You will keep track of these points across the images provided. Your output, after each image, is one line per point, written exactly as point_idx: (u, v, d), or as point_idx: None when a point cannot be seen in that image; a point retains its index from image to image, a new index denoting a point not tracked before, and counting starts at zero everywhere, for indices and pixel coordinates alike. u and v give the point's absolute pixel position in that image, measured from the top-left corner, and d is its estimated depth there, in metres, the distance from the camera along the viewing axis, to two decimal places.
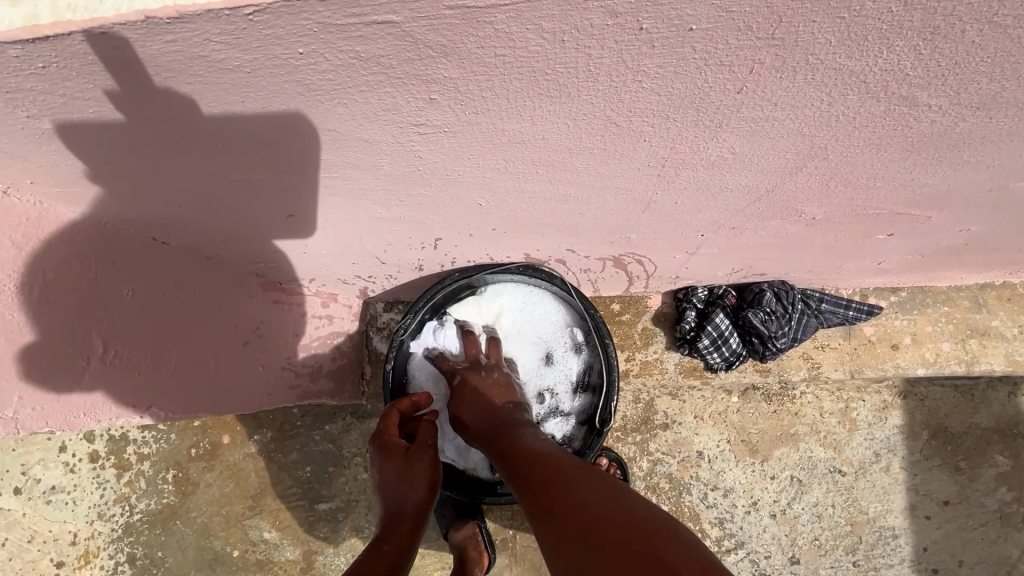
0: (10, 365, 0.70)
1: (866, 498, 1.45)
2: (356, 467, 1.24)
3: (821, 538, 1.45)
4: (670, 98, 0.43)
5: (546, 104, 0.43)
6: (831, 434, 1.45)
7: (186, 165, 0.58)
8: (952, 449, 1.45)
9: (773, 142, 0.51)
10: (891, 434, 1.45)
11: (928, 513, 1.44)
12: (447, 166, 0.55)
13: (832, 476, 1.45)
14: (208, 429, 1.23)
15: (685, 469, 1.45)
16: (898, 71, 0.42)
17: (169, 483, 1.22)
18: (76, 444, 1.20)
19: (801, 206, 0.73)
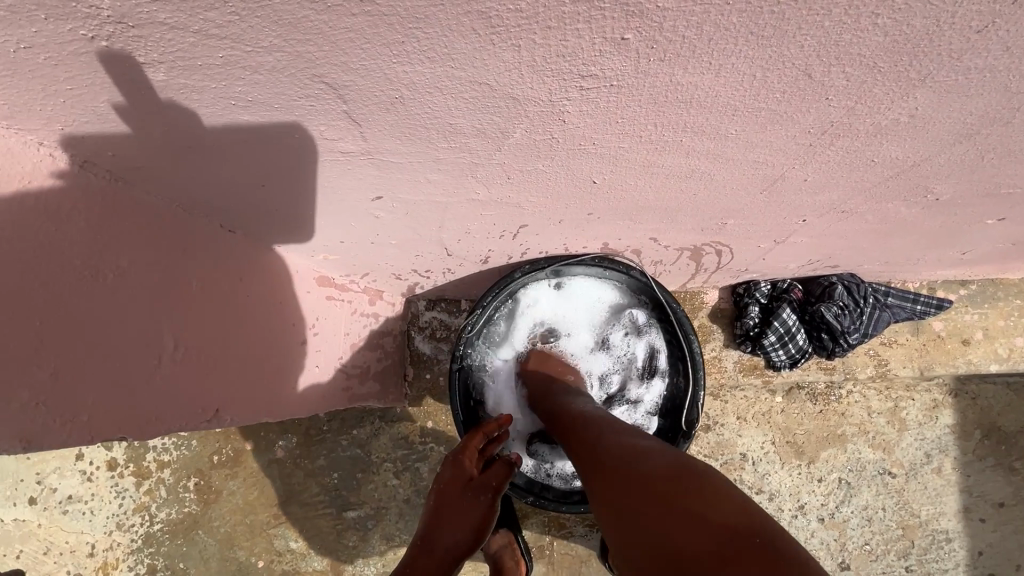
0: (86, 368, 0.54)
1: (918, 501, 1.39)
2: (385, 473, 1.21)
3: (871, 543, 1.39)
4: (895, 39, 0.37)
5: (749, 48, 0.37)
6: (879, 434, 1.39)
7: (245, 170, 0.56)
8: (1007, 448, 1.39)
9: (966, 101, 0.46)
10: (943, 434, 1.38)
11: (983, 516, 1.38)
12: (584, 135, 0.48)
13: (882, 478, 1.39)
14: (231, 436, 1.20)
15: (728, 473, 1.38)
16: None
17: (191, 491, 1.19)
18: (93, 453, 1.18)
19: (932, 185, 0.67)
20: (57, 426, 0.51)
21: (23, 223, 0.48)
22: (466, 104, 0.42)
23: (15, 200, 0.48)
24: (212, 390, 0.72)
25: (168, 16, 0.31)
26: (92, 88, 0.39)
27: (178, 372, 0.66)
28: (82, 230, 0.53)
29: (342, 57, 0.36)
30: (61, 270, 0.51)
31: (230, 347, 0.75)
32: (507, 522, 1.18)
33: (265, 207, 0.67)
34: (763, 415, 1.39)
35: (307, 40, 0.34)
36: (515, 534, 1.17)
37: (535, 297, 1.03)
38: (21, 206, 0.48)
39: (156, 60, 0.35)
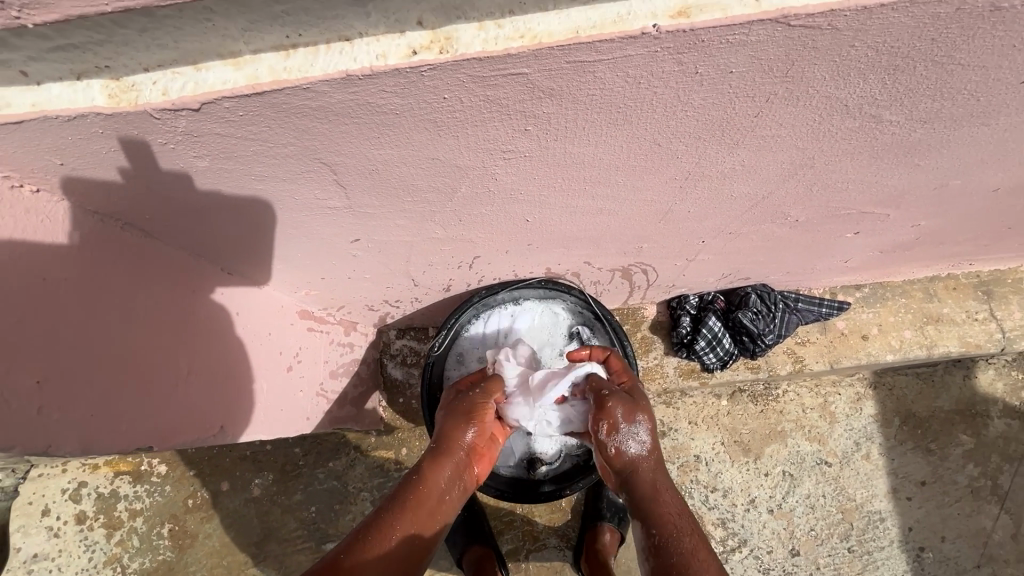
0: (113, 381, 0.69)
1: (852, 485, 1.58)
2: (362, 502, 1.31)
3: (816, 528, 1.56)
4: (705, 121, 0.55)
5: (612, 129, 0.54)
6: (815, 428, 1.60)
7: (238, 221, 0.70)
8: (922, 432, 1.60)
9: (775, 154, 0.65)
10: (867, 423, 1.60)
11: (908, 494, 1.58)
12: (513, 187, 0.66)
13: (820, 468, 1.59)
14: (205, 479, 1.30)
15: (685, 473, 1.56)
16: (869, 97, 0.54)
17: (165, 537, 1.27)
18: (62, 507, 1.26)
19: (788, 209, 0.87)
20: (101, 435, 0.68)
21: (83, 275, 0.65)
22: (425, 170, 0.59)
23: (75, 258, 0.64)
24: (213, 404, 0.85)
25: (222, 129, 0.46)
26: (148, 172, 0.54)
27: (191, 390, 0.81)
28: (123, 278, 0.70)
29: (337, 146, 0.51)
30: (107, 310, 0.68)
31: (232, 367, 0.88)
32: (481, 538, 1.31)
33: (262, 253, 0.81)
34: (710, 419, 1.59)
35: (313, 138, 0.49)
36: (491, 547, 1.31)
37: (489, 318, 1.19)
38: (82, 262, 0.64)
39: (202, 154, 0.50)
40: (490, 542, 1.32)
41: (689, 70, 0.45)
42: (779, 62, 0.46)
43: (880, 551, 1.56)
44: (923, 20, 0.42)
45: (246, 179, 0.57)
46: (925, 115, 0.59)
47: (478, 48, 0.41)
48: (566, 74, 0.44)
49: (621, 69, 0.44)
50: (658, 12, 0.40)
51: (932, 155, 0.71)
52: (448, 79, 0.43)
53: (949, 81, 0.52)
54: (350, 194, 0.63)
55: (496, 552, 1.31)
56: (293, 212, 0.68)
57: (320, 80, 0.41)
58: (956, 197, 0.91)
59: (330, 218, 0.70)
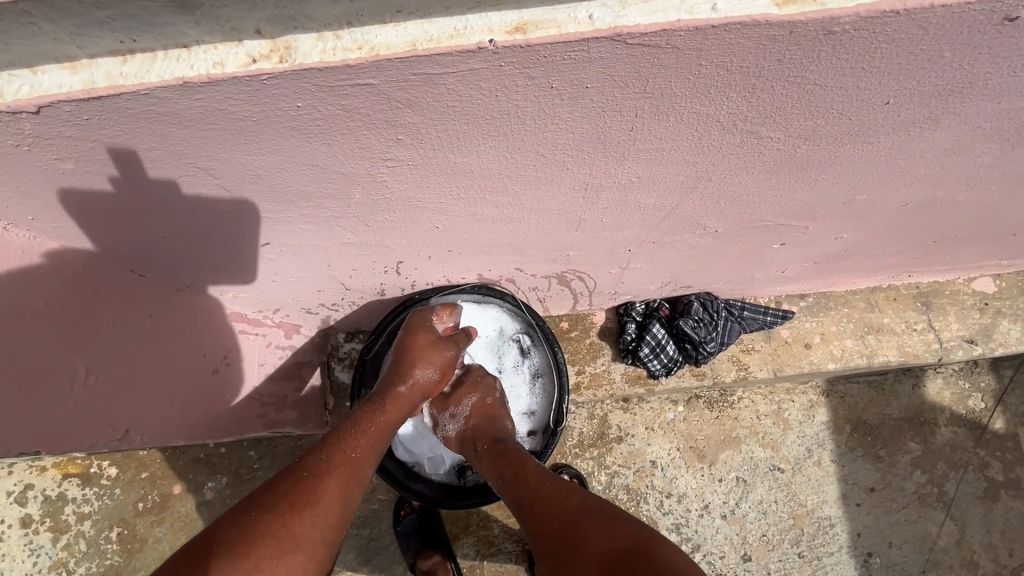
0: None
1: (803, 491, 1.61)
2: None
3: (768, 534, 1.59)
4: (580, 133, 0.55)
5: (490, 141, 0.55)
6: (768, 434, 1.63)
7: (160, 220, 0.70)
8: (872, 439, 1.64)
9: (667, 167, 0.66)
10: (819, 431, 1.63)
11: (858, 500, 1.61)
12: (409, 195, 0.66)
13: (773, 474, 1.61)
14: (157, 481, 1.29)
15: (640, 479, 1.59)
16: (740, 113, 0.55)
17: (113, 542, 1.27)
18: (7, 510, 1.26)
19: (704, 221, 0.89)
20: None
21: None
22: (315, 176, 0.59)
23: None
24: (115, 404, 0.88)
25: (73, 133, 0.46)
26: (28, 173, 0.54)
27: (86, 394, 0.83)
28: (14, 279, 0.74)
29: (211, 150, 0.51)
30: None
31: (140, 370, 0.90)
32: (436, 543, 1.31)
33: (157, 253, 0.83)
34: (666, 424, 1.61)
35: (176, 143, 0.49)
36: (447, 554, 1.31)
37: None
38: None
39: (67, 156, 0.50)
40: (446, 548, 1.31)
41: (544, 85, 0.46)
42: (631, 79, 0.47)
43: (830, 556, 1.59)
44: (761, 41, 0.44)
45: (140, 182, 0.57)
46: (803, 132, 0.61)
47: (316, 58, 0.41)
48: (416, 85, 0.44)
49: (471, 83, 0.45)
50: (493, 27, 0.41)
51: (831, 171, 0.73)
52: (296, 88, 0.43)
53: (813, 100, 0.54)
54: (259, 201, 0.64)
55: (451, 558, 1.32)
56: (211, 219, 0.68)
57: (158, 86, 0.41)
58: (869, 211, 0.93)
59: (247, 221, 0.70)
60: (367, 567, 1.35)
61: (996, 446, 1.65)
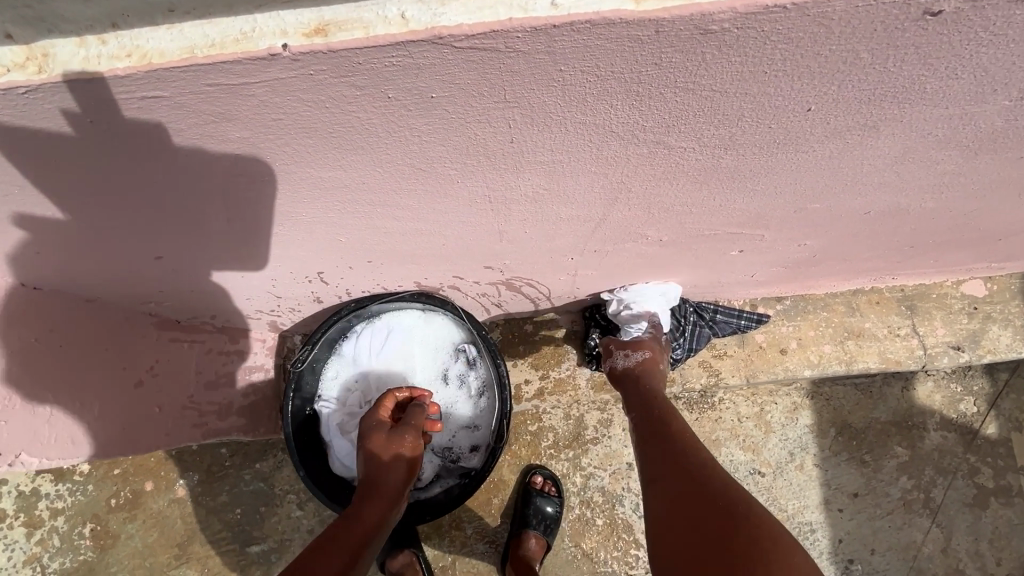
0: None
1: (785, 496, 1.55)
2: (289, 505, 1.27)
3: None
4: (454, 146, 0.49)
5: (351, 155, 0.48)
6: (749, 437, 1.56)
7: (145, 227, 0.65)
8: (857, 443, 1.57)
9: (577, 179, 0.59)
10: (802, 434, 1.57)
11: (840, 506, 1.54)
12: (286, 210, 0.60)
13: (753, 477, 1.55)
14: (129, 476, 1.25)
15: (616, 482, 1.45)
16: (633, 121, 0.47)
17: (87, 537, 1.23)
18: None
19: (642, 230, 0.81)
20: None
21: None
22: (169, 181, 0.53)
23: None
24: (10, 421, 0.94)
25: None
26: None
27: None
28: None
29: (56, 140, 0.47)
30: None
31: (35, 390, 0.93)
32: (408, 543, 1.33)
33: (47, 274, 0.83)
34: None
35: None
36: (417, 553, 1.32)
37: (367, 328, 1.14)
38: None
39: None
40: (416, 547, 1.33)
41: (379, 95, 0.39)
42: (481, 87, 0.40)
43: None
44: (626, 44, 0.37)
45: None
46: (718, 142, 0.53)
47: (77, 68, 0.34)
48: (220, 98, 0.38)
49: (288, 93, 0.38)
50: (287, 29, 0.34)
51: (768, 180, 0.65)
52: (70, 99, 0.37)
53: (718, 109, 0.46)
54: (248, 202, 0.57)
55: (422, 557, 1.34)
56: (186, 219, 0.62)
57: None
58: (828, 220, 0.85)
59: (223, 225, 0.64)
60: None
61: (987, 452, 1.58)
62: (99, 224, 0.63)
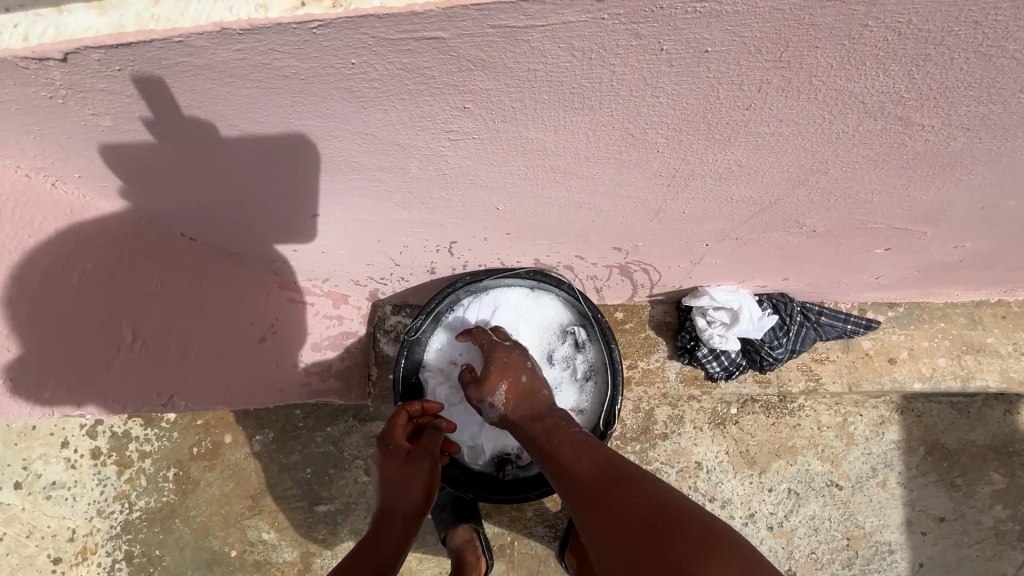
0: (49, 353, 0.71)
1: (863, 512, 1.40)
2: (357, 470, 1.19)
3: (818, 551, 1.39)
4: (683, 112, 0.46)
5: (571, 113, 0.46)
6: (829, 447, 1.41)
7: (293, 189, 0.62)
8: (948, 465, 1.40)
9: (779, 156, 0.55)
10: (888, 450, 1.41)
11: (924, 530, 1.39)
12: (472, 171, 0.58)
13: (829, 490, 1.40)
14: None
15: (683, 480, 1.40)
16: (893, 92, 0.43)
17: (168, 481, 1.27)
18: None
19: (802, 218, 0.77)
20: (18, 388, 0.69)
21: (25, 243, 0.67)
22: (365, 138, 0.50)
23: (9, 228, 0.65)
24: (162, 373, 0.85)
25: (105, 85, 0.40)
26: (56, 120, 0.47)
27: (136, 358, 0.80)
28: (65, 242, 0.70)
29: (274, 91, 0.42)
30: (36, 275, 0.68)
31: (188, 338, 0.86)
32: (469, 517, 1.23)
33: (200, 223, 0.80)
34: (716, 424, 1.42)
35: (214, 102, 0.43)
36: (477, 531, 1.21)
37: (473, 304, 1.13)
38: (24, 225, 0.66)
39: (102, 112, 0.45)
40: (477, 524, 1.23)
41: (652, 47, 0.37)
42: (766, 42, 0.37)
43: None
44: None
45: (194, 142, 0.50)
46: (967, 120, 0.48)
47: (377, 2, 0.33)
48: (496, 44, 0.36)
49: (563, 40, 0.36)
50: None
51: (977, 170, 0.59)
52: (349, 39, 0.36)
53: (999, 79, 0.42)
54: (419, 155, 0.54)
55: (482, 534, 1.23)
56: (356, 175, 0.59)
57: (193, 32, 0.35)
58: (1006, 220, 0.78)
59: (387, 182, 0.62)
60: None
61: None
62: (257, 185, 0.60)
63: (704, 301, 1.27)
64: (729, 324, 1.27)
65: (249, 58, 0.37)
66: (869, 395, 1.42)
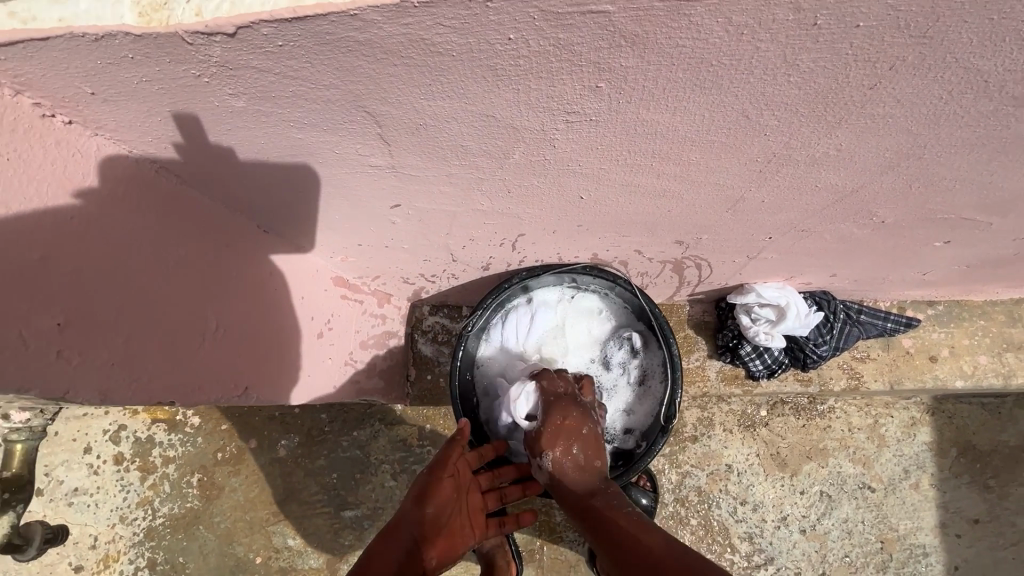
0: (153, 346, 0.64)
1: (896, 515, 1.39)
2: (384, 474, 1.27)
3: (851, 555, 1.37)
4: (808, 93, 0.47)
5: (696, 95, 0.47)
6: (860, 449, 1.40)
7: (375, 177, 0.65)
8: (981, 467, 1.41)
9: (878, 140, 0.56)
10: (920, 451, 1.41)
11: (959, 532, 1.39)
12: (575, 158, 0.59)
13: (862, 492, 1.39)
14: (234, 434, 1.29)
15: (713, 483, 1.38)
16: (1016, 72, 0.45)
17: (194, 487, 1.27)
18: (102, 446, 1.27)
19: (876, 209, 0.78)
20: (120, 385, 0.60)
21: (128, 226, 0.60)
22: (479, 119, 0.51)
23: (109, 208, 0.58)
24: (241, 367, 0.80)
25: (258, 62, 0.41)
26: (186, 101, 0.47)
27: (216, 350, 0.75)
28: (160, 226, 0.64)
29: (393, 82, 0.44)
30: (138, 258, 0.61)
31: (258, 330, 0.84)
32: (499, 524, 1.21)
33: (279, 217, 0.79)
34: (746, 427, 1.41)
35: (357, 81, 0.44)
36: (505, 535, 1.19)
37: (525, 301, 1.14)
38: (121, 202, 0.60)
39: (240, 93, 0.46)
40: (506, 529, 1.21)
41: (807, 21, 0.38)
42: (917, 19, 0.38)
43: None
44: None
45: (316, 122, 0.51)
46: None
47: None
48: (657, 18, 0.37)
49: (724, 14, 0.38)
50: None
51: None
52: (517, 12, 0.37)
53: None
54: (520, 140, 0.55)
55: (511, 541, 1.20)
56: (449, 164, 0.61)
57: (371, 7, 0.36)
58: None
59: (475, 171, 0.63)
60: None
61: None
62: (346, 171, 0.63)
63: (751, 298, 1.23)
64: (775, 321, 1.24)
65: (395, 30, 0.38)
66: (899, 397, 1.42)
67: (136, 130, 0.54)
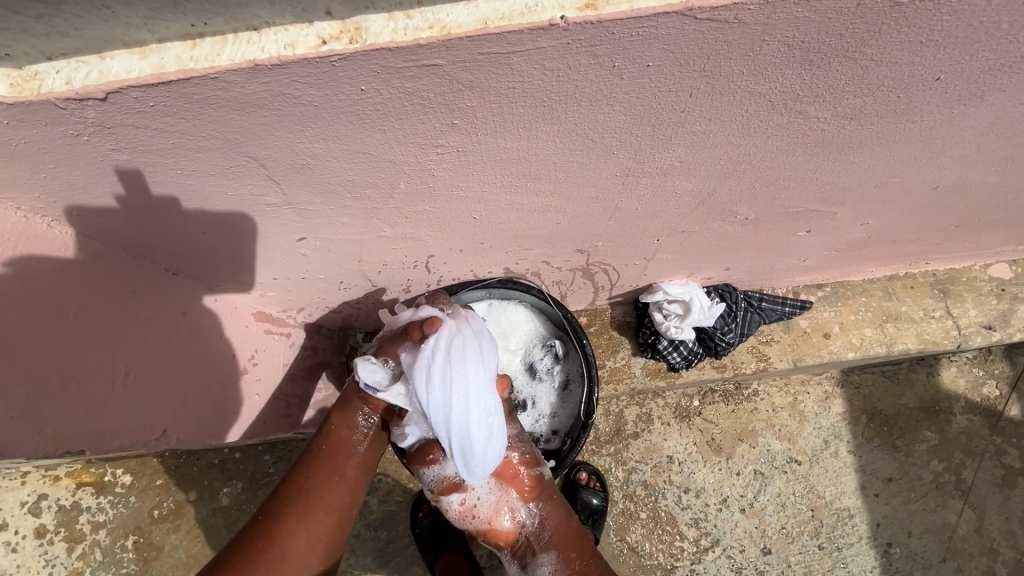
0: (49, 394, 0.68)
1: (820, 483, 1.43)
2: None
3: (787, 526, 1.41)
4: (634, 117, 0.55)
5: (543, 123, 0.54)
6: (784, 426, 1.45)
7: (276, 214, 0.69)
8: (887, 429, 1.45)
9: (711, 150, 0.66)
10: (835, 422, 1.45)
11: (876, 491, 1.42)
12: (457, 183, 0.66)
13: (789, 467, 1.43)
14: (173, 488, 1.25)
15: (658, 475, 1.42)
16: (791, 90, 0.55)
17: (130, 550, 1.22)
18: (21, 521, 1.20)
19: (734, 207, 0.88)
20: (24, 435, 0.65)
21: (15, 281, 0.64)
22: (365, 155, 0.56)
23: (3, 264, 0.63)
24: (153, 408, 0.83)
25: (134, 120, 0.46)
26: (75, 157, 0.51)
27: (127, 392, 0.78)
28: (53, 278, 0.68)
29: (262, 115, 0.47)
30: (31, 312, 0.65)
31: (172, 371, 0.85)
32: (453, 544, 1.24)
33: (191, 256, 0.80)
34: (681, 418, 1.45)
35: (235, 131, 0.49)
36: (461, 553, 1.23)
37: None
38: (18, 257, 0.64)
39: (122, 147, 0.50)
40: (462, 547, 1.24)
41: (606, 64, 0.46)
42: (693, 57, 0.47)
43: (850, 547, 1.40)
44: (828, 15, 0.45)
45: (213, 167, 0.55)
46: (850, 111, 0.60)
47: (388, 38, 0.41)
48: (482, 67, 0.45)
49: (538, 61, 0.45)
50: (564, 4, 0.42)
51: (865, 150, 0.72)
52: (362, 69, 0.43)
53: (865, 76, 0.54)
54: (401, 167, 0.60)
55: (468, 557, 1.24)
56: (346, 197, 0.66)
57: (227, 69, 0.41)
58: (898, 195, 0.93)
59: (372, 201, 0.68)
60: (385, 570, 1.28)
61: (1012, 433, 1.46)
62: (249, 209, 0.67)
63: (659, 296, 1.31)
64: (681, 314, 1.30)
65: (269, 89, 0.44)
66: (812, 373, 1.47)
67: (19, 181, 0.57)
